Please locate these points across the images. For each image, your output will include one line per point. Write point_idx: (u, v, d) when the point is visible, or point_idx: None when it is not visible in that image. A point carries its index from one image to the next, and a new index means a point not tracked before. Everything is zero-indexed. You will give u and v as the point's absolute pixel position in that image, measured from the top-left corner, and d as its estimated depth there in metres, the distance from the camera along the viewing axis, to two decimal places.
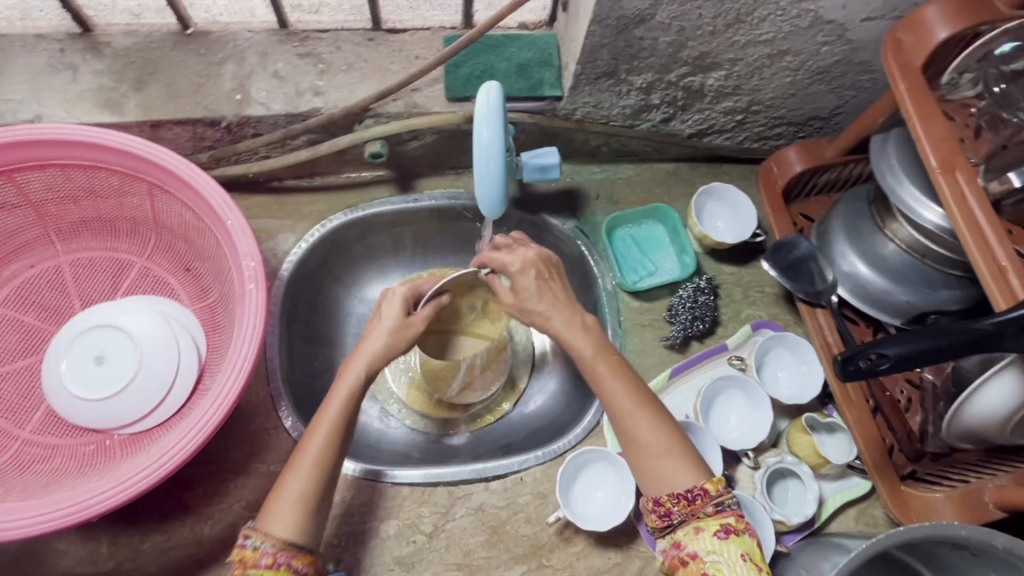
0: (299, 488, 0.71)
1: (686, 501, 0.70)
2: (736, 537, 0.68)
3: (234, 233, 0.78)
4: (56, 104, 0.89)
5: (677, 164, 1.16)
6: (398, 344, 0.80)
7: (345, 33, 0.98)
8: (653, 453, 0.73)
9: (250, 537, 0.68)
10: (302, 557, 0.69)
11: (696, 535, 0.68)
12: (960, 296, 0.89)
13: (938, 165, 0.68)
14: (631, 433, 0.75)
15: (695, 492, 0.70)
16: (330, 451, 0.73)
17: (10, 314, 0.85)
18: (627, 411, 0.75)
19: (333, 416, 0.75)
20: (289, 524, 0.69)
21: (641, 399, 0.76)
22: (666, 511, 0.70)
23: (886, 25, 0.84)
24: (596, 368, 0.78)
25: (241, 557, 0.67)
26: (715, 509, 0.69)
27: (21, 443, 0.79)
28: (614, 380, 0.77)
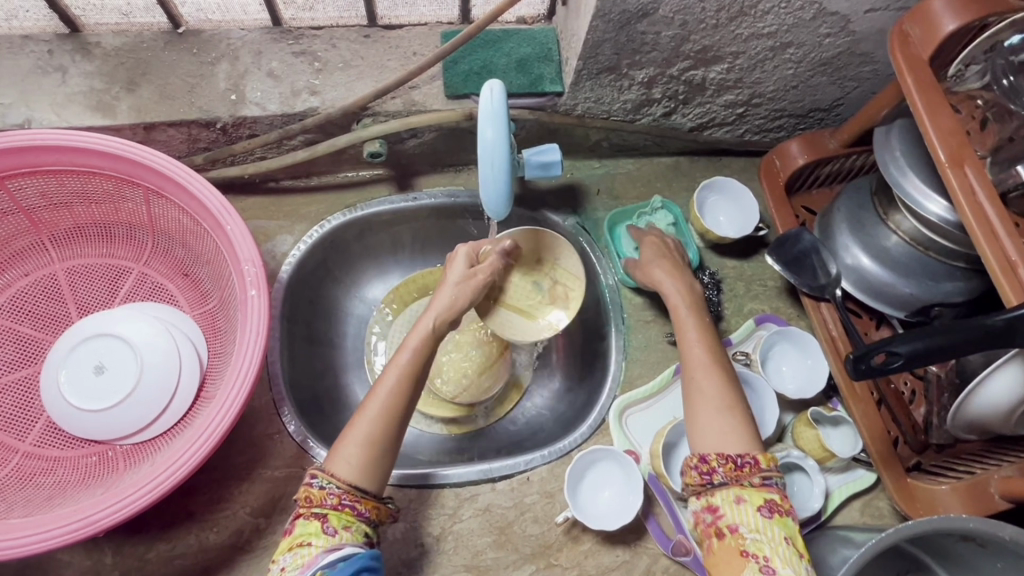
0: (366, 432, 0.74)
1: (734, 465, 0.73)
2: (780, 518, 0.70)
3: (233, 238, 0.76)
4: (46, 108, 0.87)
5: (677, 157, 1.15)
6: (465, 294, 0.85)
7: (341, 29, 0.96)
8: (714, 405, 0.79)
9: (317, 477, 0.71)
10: (365, 503, 0.72)
11: (736, 504, 0.71)
12: (963, 288, 0.88)
13: (946, 159, 0.67)
14: (698, 382, 0.82)
15: (746, 459, 0.73)
16: (397, 399, 0.77)
17: (5, 324, 0.83)
18: (701, 364, 0.83)
19: (402, 366, 0.79)
20: (355, 468, 0.72)
21: (716, 358, 0.84)
22: (710, 471, 0.73)
23: (890, 16, 0.84)
24: (687, 327, 0.88)
25: (307, 496, 0.71)
26: (761, 480, 0.72)
27: (21, 456, 0.77)
28: (700, 338, 0.86)
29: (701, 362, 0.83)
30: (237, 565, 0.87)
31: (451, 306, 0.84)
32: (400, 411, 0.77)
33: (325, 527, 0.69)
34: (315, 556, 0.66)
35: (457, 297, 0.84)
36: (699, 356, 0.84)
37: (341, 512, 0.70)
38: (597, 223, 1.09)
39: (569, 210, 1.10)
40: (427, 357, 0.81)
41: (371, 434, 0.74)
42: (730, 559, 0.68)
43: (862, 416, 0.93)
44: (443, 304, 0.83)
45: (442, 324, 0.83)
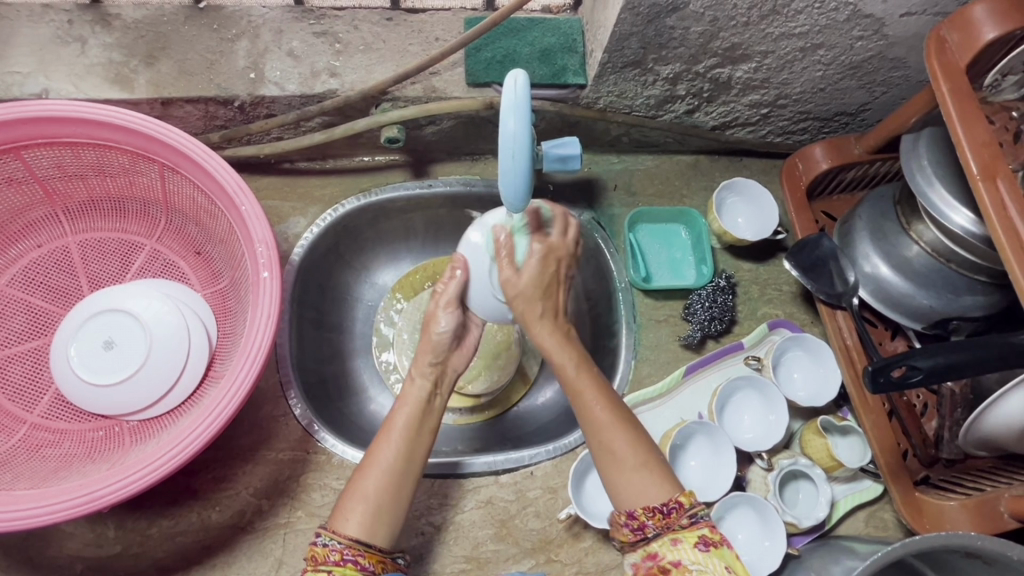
0: (371, 488, 0.71)
1: (661, 514, 0.68)
2: (715, 548, 0.66)
3: (248, 219, 0.76)
4: (64, 78, 0.86)
5: (697, 156, 1.13)
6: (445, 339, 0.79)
7: (363, 11, 0.95)
8: (628, 466, 0.71)
9: (321, 535, 0.69)
10: (369, 557, 0.69)
11: (673, 547, 0.67)
12: (983, 302, 0.87)
13: (978, 172, 0.66)
14: (603, 442, 0.72)
15: (671, 505, 0.68)
16: (399, 454, 0.73)
17: (18, 295, 0.83)
18: (603, 424, 0.73)
19: (404, 423, 0.75)
20: (358, 524, 0.70)
21: (615, 411, 0.74)
22: (641, 525, 0.68)
23: (926, 21, 0.81)
24: (580, 387, 0.74)
25: (313, 555, 0.68)
26: (690, 520, 0.68)
27: (29, 427, 0.78)
28: (593, 394, 0.74)
29: (604, 423, 0.73)
30: (238, 546, 0.87)
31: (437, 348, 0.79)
32: (408, 468, 0.74)
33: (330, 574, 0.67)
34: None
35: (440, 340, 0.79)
36: (599, 418, 0.73)
37: (345, 568, 0.68)
38: (612, 219, 1.08)
39: (585, 206, 1.08)
40: (426, 411, 0.77)
41: (374, 488, 0.71)
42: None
43: (873, 428, 0.92)
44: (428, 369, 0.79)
45: (429, 372, 0.79)
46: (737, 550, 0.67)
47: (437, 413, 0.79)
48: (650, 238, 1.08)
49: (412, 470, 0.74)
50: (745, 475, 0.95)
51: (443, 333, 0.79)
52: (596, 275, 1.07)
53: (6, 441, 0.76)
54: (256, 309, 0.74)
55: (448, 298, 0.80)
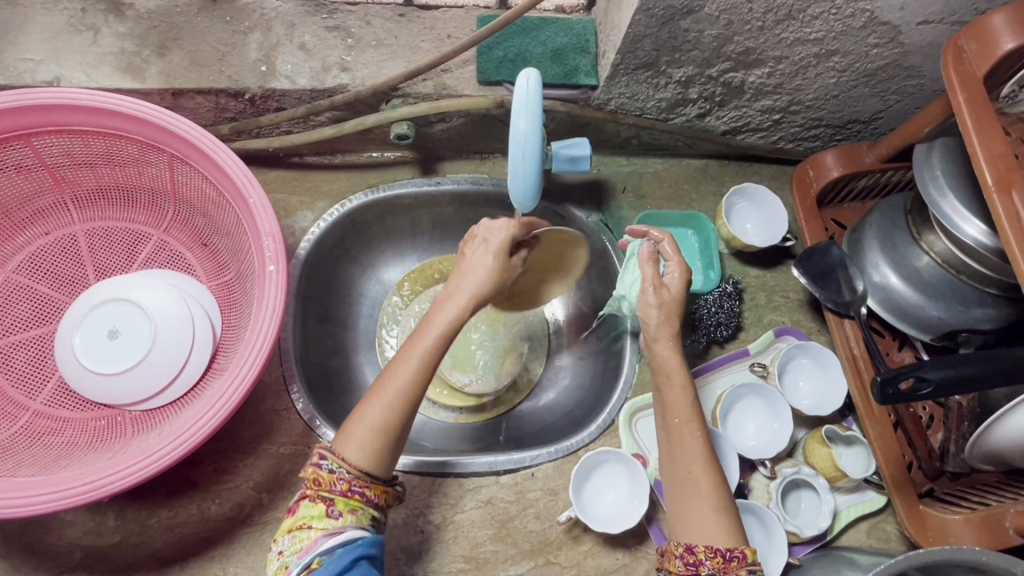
0: (380, 417, 0.70)
1: (721, 558, 0.68)
2: None
3: (255, 211, 0.75)
4: (76, 66, 0.86)
5: (707, 161, 1.13)
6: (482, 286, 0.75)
7: (376, 7, 0.95)
8: (708, 503, 0.72)
9: (327, 459, 0.68)
10: (374, 488, 0.70)
11: None
12: (993, 315, 0.86)
13: (993, 182, 0.65)
14: (691, 472, 0.74)
15: (735, 553, 0.68)
16: (404, 390, 0.70)
17: (23, 282, 0.83)
18: (694, 457, 0.74)
19: (420, 364, 0.71)
20: (366, 452, 0.69)
21: (707, 448, 0.75)
22: (696, 561, 0.69)
23: (943, 29, 0.81)
24: (682, 416, 0.76)
25: (315, 478, 0.68)
26: (749, 573, 0.67)
27: (32, 414, 0.78)
28: (686, 428, 0.76)
29: (697, 456, 0.74)
30: (237, 538, 0.87)
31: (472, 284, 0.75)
32: (420, 397, 0.72)
33: (329, 510, 0.67)
34: (315, 539, 0.65)
35: (482, 276, 0.75)
36: (691, 450, 0.75)
37: (348, 498, 0.68)
38: (620, 221, 1.08)
39: (593, 207, 1.08)
40: (447, 348, 0.73)
41: (377, 419, 0.70)
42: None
43: (878, 439, 0.91)
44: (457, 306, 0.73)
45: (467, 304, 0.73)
46: None
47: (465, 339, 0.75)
48: None
49: (412, 402, 0.71)
50: (748, 482, 0.94)
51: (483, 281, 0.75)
52: (601, 278, 1.07)
53: (8, 428, 0.76)
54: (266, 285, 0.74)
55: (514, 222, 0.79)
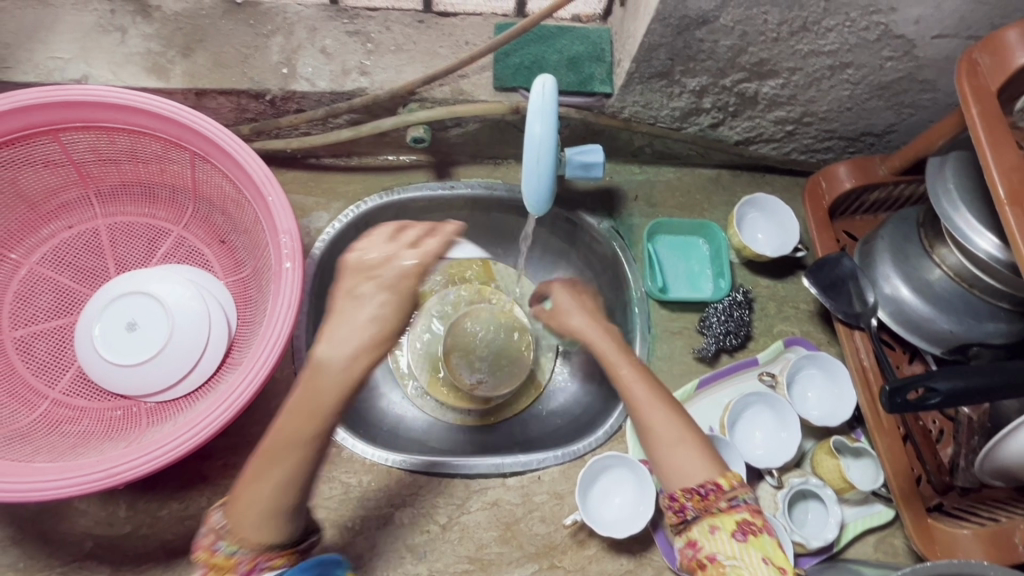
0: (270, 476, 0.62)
1: (699, 496, 0.66)
2: (755, 538, 0.63)
3: (274, 209, 0.77)
4: (103, 65, 0.89)
5: (719, 170, 1.13)
6: (364, 359, 0.63)
7: (396, 13, 0.97)
8: (666, 443, 0.70)
9: (222, 542, 0.63)
10: (282, 558, 0.65)
11: (712, 533, 0.64)
12: (1004, 330, 0.86)
13: (1005, 196, 0.65)
14: (644, 420, 0.72)
15: (709, 487, 0.67)
16: (287, 474, 0.63)
17: (46, 274, 0.85)
18: (641, 405, 0.73)
19: (303, 446, 0.63)
20: (264, 530, 0.63)
21: (657, 392, 0.74)
22: (681, 507, 0.67)
23: (957, 44, 0.81)
24: (621, 374, 0.75)
25: (212, 563, 0.63)
26: (729, 504, 0.65)
27: (50, 402, 0.80)
28: (633, 380, 0.75)
29: (644, 401, 0.73)
30: None
31: (352, 356, 0.63)
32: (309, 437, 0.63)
33: None
34: None
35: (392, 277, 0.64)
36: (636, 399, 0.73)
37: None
38: (631, 228, 1.08)
39: (605, 214, 1.08)
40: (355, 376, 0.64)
41: (264, 505, 0.62)
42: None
43: (887, 451, 0.91)
44: (335, 380, 0.63)
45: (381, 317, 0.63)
46: (777, 540, 0.64)
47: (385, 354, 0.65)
48: (669, 250, 1.08)
49: (307, 478, 0.64)
50: (754, 491, 0.94)
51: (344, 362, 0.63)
52: (612, 284, 1.08)
53: (28, 415, 0.78)
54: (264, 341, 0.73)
55: (368, 255, 0.65)
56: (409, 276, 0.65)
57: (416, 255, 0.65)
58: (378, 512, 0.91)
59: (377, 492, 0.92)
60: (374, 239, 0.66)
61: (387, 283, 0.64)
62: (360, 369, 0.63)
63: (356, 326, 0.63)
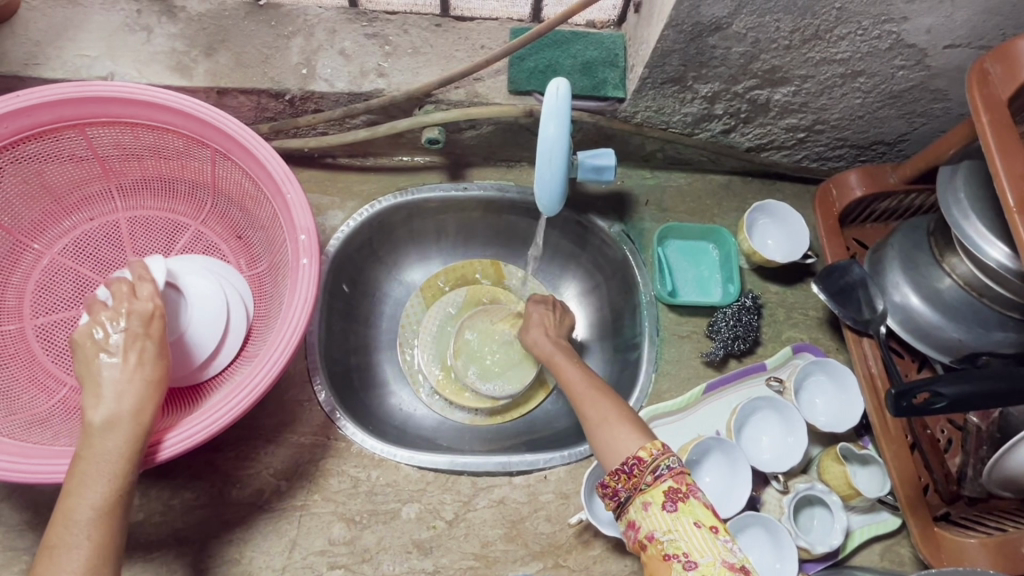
0: (91, 527, 0.60)
1: (626, 475, 0.67)
2: (684, 505, 0.64)
3: (292, 207, 0.79)
4: (129, 64, 0.91)
5: (730, 177, 1.14)
6: (132, 397, 0.66)
7: (413, 16, 0.99)
8: (594, 420, 0.77)
9: None
10: None
11: (645, 510, 0.65)
12: (1014, 339, 0.85)
13: (1014, 204, 0.65)
14: (582, 410, 0.80)
15: (631, 463, 0.68)
16: (99, 540, 0.61)
17: (67, 265, 0.88)
18: (582, 397, 0.81)
19: (108, 515, 0.62)
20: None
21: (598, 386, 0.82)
22: (613, 492, 0.68)
23: (970, 54, 0.82)
24: (570, 379, 0.86)
25: None
26: (653, 475, 0.66)
27: (69, 389, 0.82)
28: (581, 380, 0.85)
29: (583, 395, 0.81)
30: (254, 523, 0.89)
31: (116, 402, 0.65)
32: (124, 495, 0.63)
33: None
34: None
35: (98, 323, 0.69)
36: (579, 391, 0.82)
37: None
38: (642, 232, 1.09)
39: (616, 217, 1.09)
40: (113, 426, 0.64)
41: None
42: (659, 569, 0.63)
43: (894, 459, 0.91)
44: (112, 449, 0.63)
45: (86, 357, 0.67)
46: (705, 499, 0.64)
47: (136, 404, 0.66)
48: (678, 254, 1.09)
49: (117, 547, 0.62)
50: (760, 496, 0.95)
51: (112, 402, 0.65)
52: (621, 287, 1.09)
53: (47, 401, 0.80)
54: (177, 432, 0.70)
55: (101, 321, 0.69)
56: (156, 315, 0.71)
57: (149, 300, 0.72)
58: (386, 507, 0.92)
59: (385, 487, 0.93)
60: (128, 320, 0.69)
61: (133, 331, 0.69)
62: (146, 423, 0.66)
63: (128, 381, 0.66)
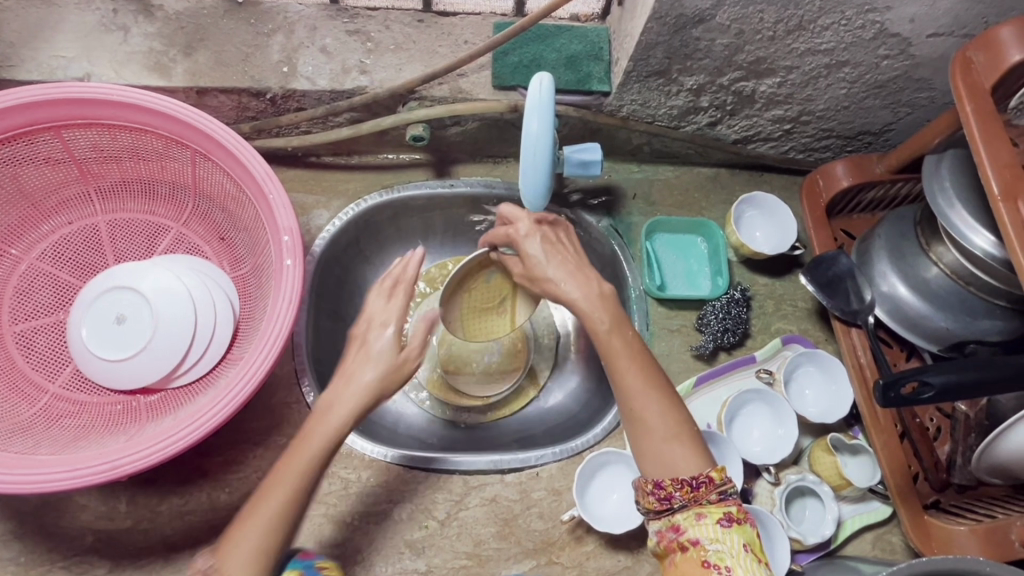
0: (269, 521, 0.64)
1: (689, 487, 0.65)
2: (738, 526, 0.64)
3: (275, 207, 0.78)
4: (105, 64, 0.90)
5: (717, 169, 1.14)
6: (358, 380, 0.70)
7: (395, 12, 0.97)
8: (660, 437, 0.67)
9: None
10: None
11: (697, 521, 0.64)
12: (1001, 327, 0.86)
13: (999, 192, 0.65)
14: (635, 409, 0.68)
15: (700, 479, 0.65)
16: (282, 514, 0.64)
17: (47, 269, 0.86)
18: (636, 391, 0.69)
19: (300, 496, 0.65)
20: (242, 563, 0.63)
21: (650, 375, 0.70)
22: (667, 496, 0.65)
23: (954, 42, 0.82)
24: (611, 347, 0.70)
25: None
26: (718, 496, 0.64)
27: (51, 397, 0.81)
28: (627, 359, 0.70)
29: (639, 390, 0.69)
30: None
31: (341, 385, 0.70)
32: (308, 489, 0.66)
33: None
34: None
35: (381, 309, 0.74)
36: (632, 381, 0.69)
37: None
38: (630, 226, 1.09)
39: (604, 212, 1.09)
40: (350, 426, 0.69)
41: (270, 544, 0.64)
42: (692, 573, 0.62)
43: (883, 448, 0.91)
44: (327, 431, 0.68)
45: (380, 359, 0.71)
46: (756, 530, 0.65)
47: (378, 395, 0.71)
48: (667, 247, 1.08)
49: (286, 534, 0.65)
50: (751, 488, 0.94)
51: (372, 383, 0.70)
52: (611, 281, 1.08)
53: (28, 409, 0.79)
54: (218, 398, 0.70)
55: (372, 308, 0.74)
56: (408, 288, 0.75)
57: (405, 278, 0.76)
58: (377, 508, 0.91)
59: (376, 487, 0.92)
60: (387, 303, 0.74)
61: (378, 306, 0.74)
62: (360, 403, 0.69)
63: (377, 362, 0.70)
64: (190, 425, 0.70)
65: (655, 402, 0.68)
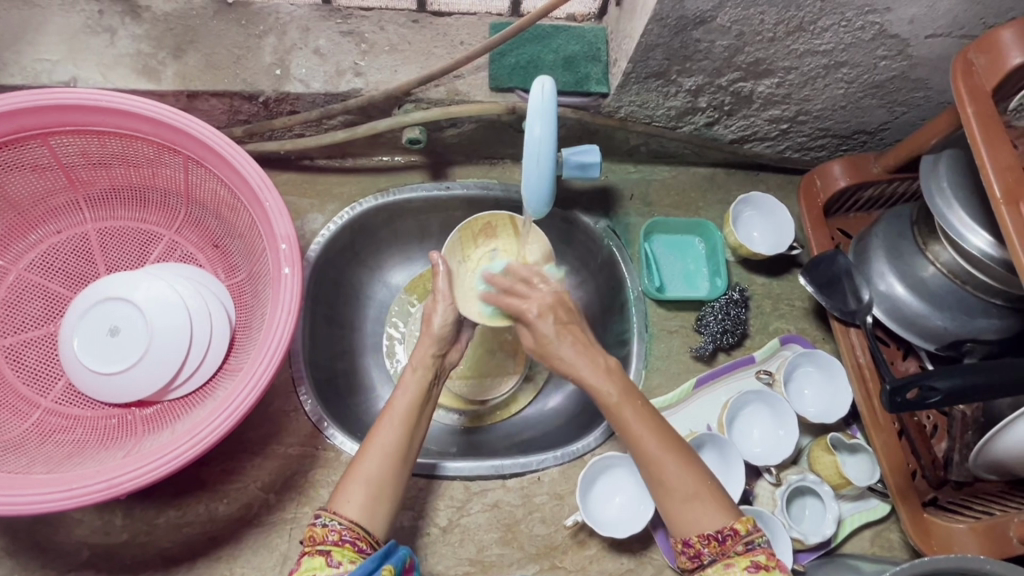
0: (371, 474, 0.72)
1: (716, 542, 0.67)
2: (767, 573, 0.65)
3: (271, 214, 0.76)
4: (92, 67, 0.87)
5: (714, 169, 1.14)
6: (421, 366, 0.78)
7: (390, 12, 0.96)
8: (680, 497, 0.70)
9: (321, 516, 0.70)
10: (365, 540, 0.70)
11: (726, 571, 0.66)
12: (997, 325, 0.87)
13: (1001, 195, 0.66)
14: (655, 471, 0.71)
15: (725, 531, 0.67)
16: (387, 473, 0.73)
17: (35, 280, 0.84)
18: (654, 454, 0.71)
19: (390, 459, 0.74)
20: (358, 506, 0.71)
21: (666, 437, 0.72)
22: (697, 553, 0.68)
23: (951, 43, 0.82)
24: (623, 412, 0.72)
25: (311, 535, 0.69)
26: (745, 547, 0.66)
27: (43, 412, 0.79)
28: (639, 425, 0.72)
29: (656, 453, 0.71)
30: (243, 538, 0.87)
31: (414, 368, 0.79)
32: (402, 454, 0.74)
33: (329, 560, 0.67)
34: None
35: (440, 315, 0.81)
36: (648, 449, 0.71)
37: (344, 548, 0.68)
38: (628, 228, 1.08)
39: (602, 213, 1.09)
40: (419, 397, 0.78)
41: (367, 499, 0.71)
42: None
43: (883, 447, 0.91)
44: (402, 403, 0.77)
45: (431, 363, 0.80)
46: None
47: (431, 404, 0.80)
48: (665, 248, 1.08)
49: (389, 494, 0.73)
50: (753, 489, 0.95)
51: (443, 326, 0.80)
52: (609, 283, 1.08)
53: (19, 425, 0.77)
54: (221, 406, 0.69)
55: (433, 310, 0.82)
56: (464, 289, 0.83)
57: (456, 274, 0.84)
58: None
59: None
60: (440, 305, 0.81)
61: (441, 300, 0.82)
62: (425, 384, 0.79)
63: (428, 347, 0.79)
64: (184, 438, 0.68)
65: (674, 464, 0.70)
